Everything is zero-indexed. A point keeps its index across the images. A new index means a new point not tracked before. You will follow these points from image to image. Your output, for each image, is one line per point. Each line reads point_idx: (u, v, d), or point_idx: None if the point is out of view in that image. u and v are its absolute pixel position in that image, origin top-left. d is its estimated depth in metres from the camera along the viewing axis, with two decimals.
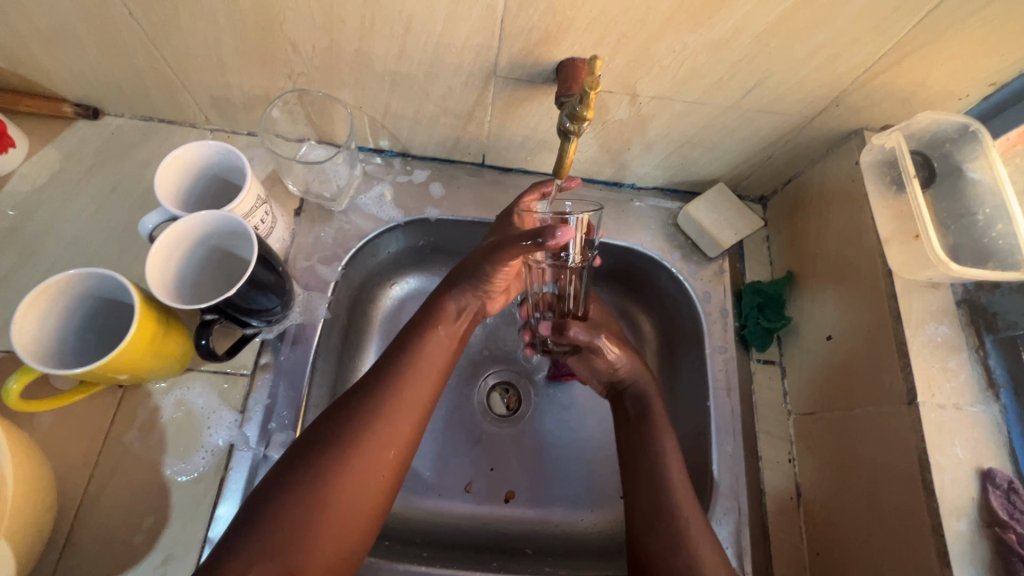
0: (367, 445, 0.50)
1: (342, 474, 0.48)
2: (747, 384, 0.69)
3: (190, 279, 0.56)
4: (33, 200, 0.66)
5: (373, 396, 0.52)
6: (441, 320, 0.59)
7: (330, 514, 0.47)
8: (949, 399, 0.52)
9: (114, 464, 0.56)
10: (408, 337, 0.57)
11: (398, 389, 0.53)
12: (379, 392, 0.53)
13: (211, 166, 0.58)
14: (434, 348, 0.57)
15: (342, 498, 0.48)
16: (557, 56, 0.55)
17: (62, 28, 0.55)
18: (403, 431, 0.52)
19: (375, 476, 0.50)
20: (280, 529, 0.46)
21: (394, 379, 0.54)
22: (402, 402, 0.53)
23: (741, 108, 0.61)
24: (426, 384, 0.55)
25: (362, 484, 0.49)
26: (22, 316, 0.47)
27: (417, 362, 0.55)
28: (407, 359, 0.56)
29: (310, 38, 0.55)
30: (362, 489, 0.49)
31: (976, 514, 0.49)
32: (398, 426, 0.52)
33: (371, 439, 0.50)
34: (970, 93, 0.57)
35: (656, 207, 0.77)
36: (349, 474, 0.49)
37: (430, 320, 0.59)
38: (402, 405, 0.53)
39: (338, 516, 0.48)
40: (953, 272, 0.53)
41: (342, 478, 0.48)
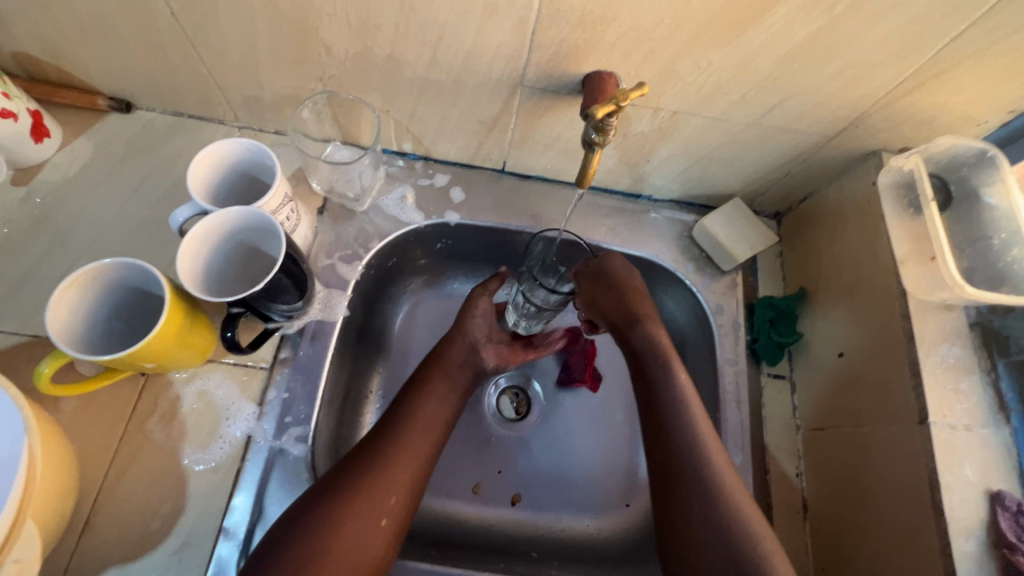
0: (370, 496, 0.52)
1: (348, 522, 0.51)
2: (757, 397, 0.69)
3: (217, 273, 0.57)
4: (65, 189, 0.68)
5: (376, 451, 0.55)
6: (439, 374, 0.64)
7: (331, 558, 0.49)
8: (960, 419, 0.53)
9: (134, 450, 0.57)
10: (415, 395, 0.61)
11: (405, 439, 0.57)
12: (384, 446, 0.56)
13: (239, 163, 0.60)
14: (432, 399, 0.61)
15: (348, 542, 0.50)
16: (585, 69, 0.56)
17: (105, 24, 0.57)
18: (406, 468, 0.55)
19: (374, 525, 0.52)
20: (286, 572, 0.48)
21: (395, 434, 0.57)
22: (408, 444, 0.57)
23: (761, 125, 0.62)
24: (425, 438, 0.58)
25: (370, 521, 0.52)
26: (56, 302, 0.48)
27: (421, 412, 0.60)
28: (408, 415, 0.59)
29: (344, 42, 0.56)
30: (362, 540, 0.51)
31: (985, 534, 0.49)
32: (398, 476, 0.54)
33: (372, 489, 0.53)
34: (989, 119, 0.58)
35: (672, 218, 0.78)
36: (359, 510, 0.51)
37: (432, 376, 0.63)
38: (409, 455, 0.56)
39: (340, 564, 0.49)
40: (969, 294, 0.53)
41: (343, 524, 0.50)
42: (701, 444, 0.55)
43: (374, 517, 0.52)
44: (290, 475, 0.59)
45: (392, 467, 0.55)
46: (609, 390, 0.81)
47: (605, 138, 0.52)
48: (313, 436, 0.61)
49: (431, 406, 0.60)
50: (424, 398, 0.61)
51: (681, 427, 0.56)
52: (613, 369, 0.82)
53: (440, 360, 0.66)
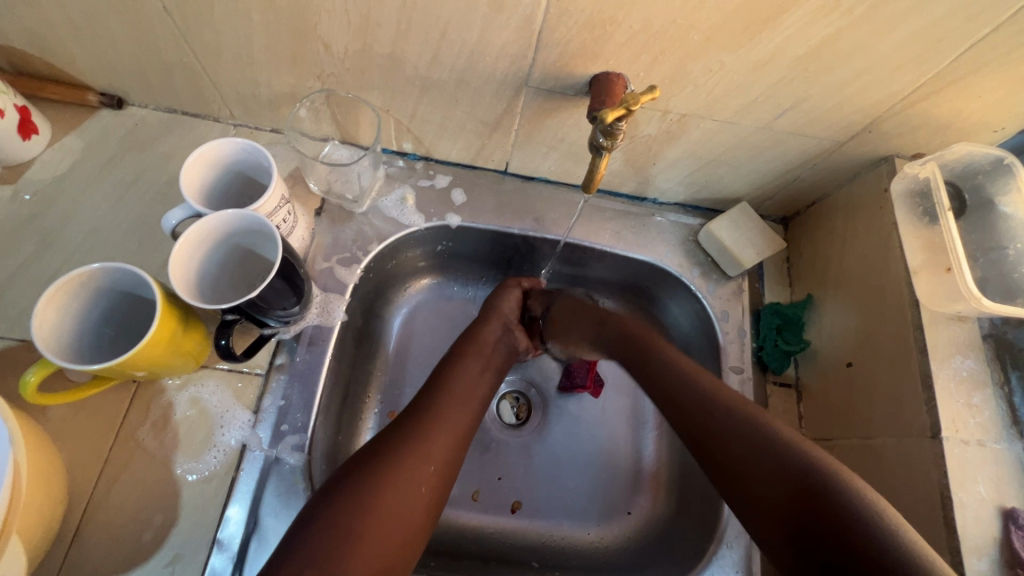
0: (414, 461, 0.51)
1: (393, 486, 0.49)
2: (762, 405, 0.68)
3: (212, 277, 0.55)
4: (54, 188, 0.65)
5: (417, 419, 0.55)
6: (474, 347, 0.64)
7: (377, 518, 0.47)
8: (973, 434, 0.51)
9: (125, 459, 0.56)
10: (453, 368, 0.61)
11: (446, 406, 0.57)
12: (425, 414, 0.55)
13: (235, 164, 0.58)
14: (469, 371, 0.61)
15: (391, 503, 0.49)
16: (592, 70, 0.54)
17: (95, 18, 0.55)
18: (447, 434, 0.55)
19: (417, 489, 0.51)
20: (330, 534, 0.46)
21: (436, 404, 0.57)
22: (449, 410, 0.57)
23: (772, 129, 0.60)
24: (464, 410, 0.58)
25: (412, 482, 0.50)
26: (42, 309, 0.46)
27: (462, 382, 0.60)
28: (446, 387, 0.59)
29: (343, 39, 0.54)
30: (406, 505, 0.49)
31: (999, 553, 0.47)
32: (440, 442, 0.54)
33: (415, 454, 0.52)
34: (1005, 126, 0.56)
35: (677, 222, 0.77)
36: (400, 472, 0.50)
37: (468, 352, 0.63)
38: (449, 422, 0.56)
39: (384, 526, 0.48)
40: (986, 307, 0.52)
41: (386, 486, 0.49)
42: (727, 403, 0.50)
43: (416, 480, 0.51)
44: (286, 484, 0.58)
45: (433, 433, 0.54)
46: (611, 395, 0.79)
47: (615, 142, 0.50)
48: (310, 444, 0.60)
49: (470, 380, 0.60)
50: (462, 371, 0.61)
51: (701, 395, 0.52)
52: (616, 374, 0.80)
53: (475, 333, 0.66)
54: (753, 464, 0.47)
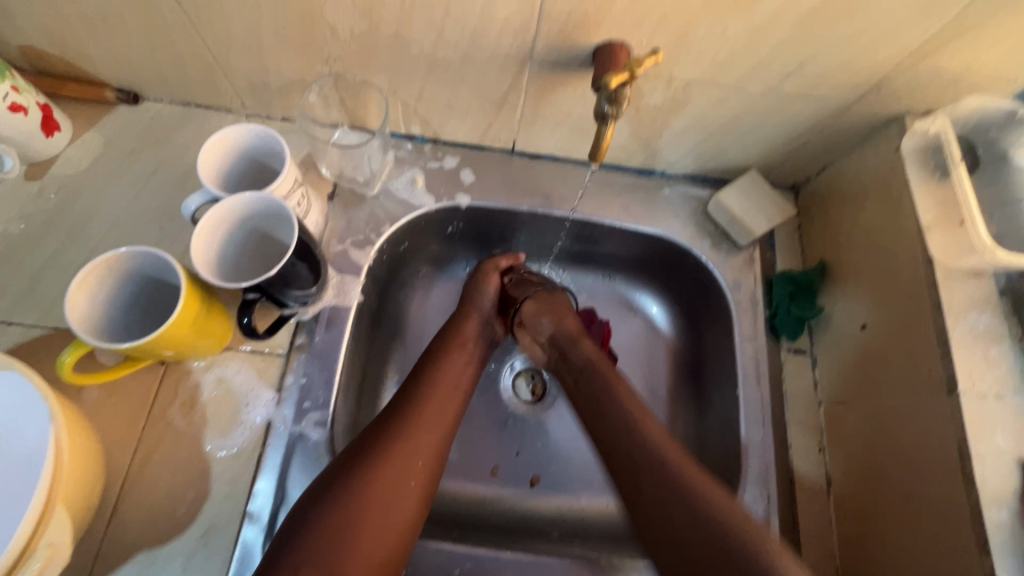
0: (400, 458, 0.53)
1: (383, 484, 0.51)
2: (777, 372, 0.69)
3: (231, 260, 0.57)
4: (78, 182, 0.68)
5: (402, 417, 0.56)
6: (456, 344, 0.65)
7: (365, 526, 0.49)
8: (991, 388, 0.51)
9: (157, 438, 0.58)
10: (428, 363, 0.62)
11: (426, 401, 0.58)
12: (410, 411, 0.56)
13: (249, 150, 0.59)
14: (452, 367, 0.62)
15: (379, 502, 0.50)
16: (595, 40, 0.55)
17: (110, 14, 0.57)
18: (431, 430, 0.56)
19: (407, 487, 0.52)
20: (322, 535, 0.47)
21: (421, 401, 0.58)
22: (430, 406, 0.58)
23: (778, 93, 0.60)
24: (446, 408, 0.59)
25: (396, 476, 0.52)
26: (74, 294, 0.48)
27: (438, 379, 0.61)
28: (430, 382, 0.60)
29: (349, 21, 0.55)
30: (395, 501, 0.51)
31: (1019, 503, 0.47)
32: (426, 438, 0.55)
33: (403, 452, 0.53)
34: (1019, 77, 0.55)
35: (686, 194, 0.77)
36: (386, 467, 0.52)
37: (446, 347, 0.64)
38: (430, 417, 0.57)
39: (376, 524, 0.50)
40: (999, 259, 0.52)
41: (376, 484, 0.51)
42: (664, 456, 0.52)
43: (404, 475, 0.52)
44: (310, 459, 0.59)
45: (417, 430, 0.55)
46: (626, 369, 0.79)
47: (620, 109, 0.51)
48: (332, 420, 0.62)
49: (450, 380, 0.61)
50: (446, 366, 0.62)
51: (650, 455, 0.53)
52: (629, 349, 0.81)
53: (457, 330, 0.67)
54: (657, 489, 0.51)
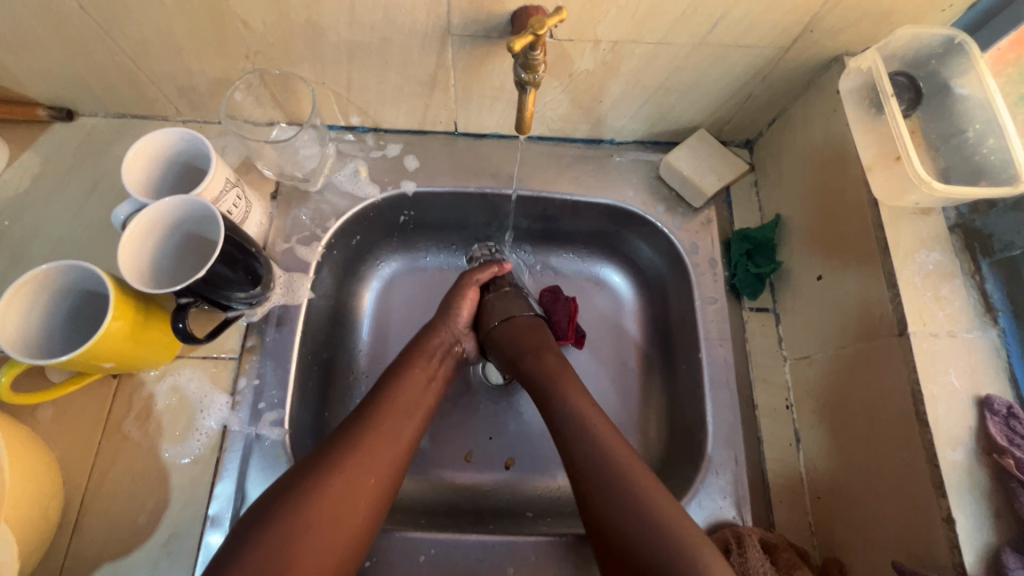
0: (349, 473, 0.51)
1: (330, 500, 0.50)
2: (739, 332, 0.68)
3: (167, 266, 0.57)
4: (18, 204, 0.67)
5: (355, 433, 0.55)
6: (419, 357, 0.64)
7: (304, 544, 0.47)
8: (943, 326, 0.50)
9: (114, 451, 0.58)
10: (390, 375, 0.61)
11: (383, 414, 0.57)
12: (365, 426, 0.55)
13: (177, 153, 0.58)
14: (414, 381, 0.61)
15: (322, 521, 0.49)
16: (510, 6, 0.53)
17: (20, 29, 0.56)
18: (385, 442, 0.55)
19: (356, 501, 0.51)
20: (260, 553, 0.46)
21: (375, 417, 0.56)
22: (387, 417, 0.57)
23: (710, 44, 0.58)
24: (405, 419, 0.58)
25: (342, 495, 0.50)
26: (2, 313, 0.48)
27: (398, 391, 0.60)
28: (389, 394, 0.59)
29: (259, 13, 0.54)
30: (344, 516, 0.50)
31: (974, 441, 0.46)
32: (381, 451, 0.54)
33: (350, 474, 0.51)
34: (954, 2, 0.53)
35: (637, 160, 0.75)
36: (332, 484, 0.50)
37: (410, 360, 0.63)
38: (387, 432, 0.56)
39: (320, 544, 0.48)
40: (938, 192, 0.49)
41: (323, 501, 0.49)
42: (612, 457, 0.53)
43: (351, 492, 0.51)
44: (269, 459, 0.59)
45: (370, 444, 0.54)
46: (597, 345, 0.77)
47: (538, 74, 0.50)
48: (289, 419, 0.61)
49: (411, 393, 0.60)
50: (406, 381, 0.61)
51: (603, 480, 0.52)
52: (600, 324, 0.78)
53: (421, 345, 0.66)
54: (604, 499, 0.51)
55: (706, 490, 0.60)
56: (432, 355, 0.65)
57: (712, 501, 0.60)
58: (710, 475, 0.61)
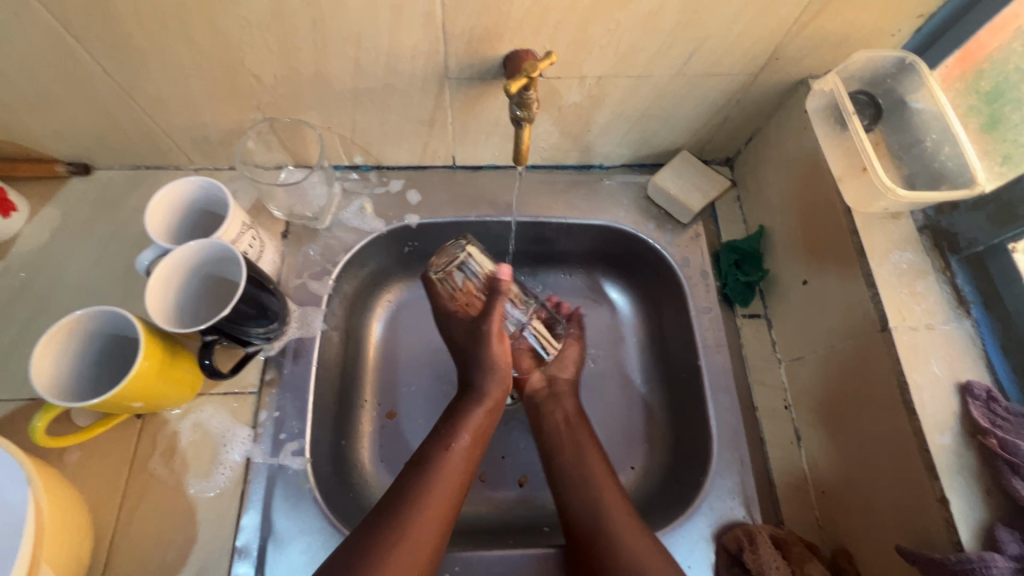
0: (399, 547, 0.52)
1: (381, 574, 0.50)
2: (735, 338, 0.71)
3: (188, 306, 0.59)
4: (40, 256, 0.70)
5: (405, 508, 0.55)
6: (464, 426, 0.62)
7: None
8: (921, 320, 0.54)
9: (141, 489, 0.60)
10: (431, 447, 0.61)
11: (429, 492, 0.57)
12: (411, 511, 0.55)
13: (196, 201, 0.62)
14: (457, 457, 0.60)
15: None
16: (502, 50, 0.58)
17: (46, 94, 0.60)
18: (432, 519, 0.55)
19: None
20: None
21: (422, 490, 0.57)
22: (435, 492, 0.57)
23: (686, 75, 0.63)
24: (449, 495, 0.57)
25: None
26: (38, 361, 0.50)
27: (441, 467, 0.59)
28: (431, 475, 0.58)
29: (270, 68, 0.59)
30: None
31: (960, 425, 0.49)
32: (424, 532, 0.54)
33: (401, 550, 0.52)
34: (901, 27, 0.58)
35: (625, 182, 0.80)
36: (384, 562, 0.51)
37: (453, 429, 0.62)
38: (432, 508, 0.56)
39: None
40: (902, 198, 0.54)
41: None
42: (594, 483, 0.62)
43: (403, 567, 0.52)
44: (292, 487, 0.61)
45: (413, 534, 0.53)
46: (600, 360, 0.79)
47: (533, 110, 0.54)
48: (310, 448, 0.63)
49: (457, 466, 0.59)
50: (451, 453, 0.60)
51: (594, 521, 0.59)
52: (603, 341, 0.81)
53: (464, 414, 0.64)
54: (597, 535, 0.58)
55: (715, 492, 0.63)
56: (480, 427, 0.63)
57: (722, 502, 0.62)
58: (718, 477, 0.63)
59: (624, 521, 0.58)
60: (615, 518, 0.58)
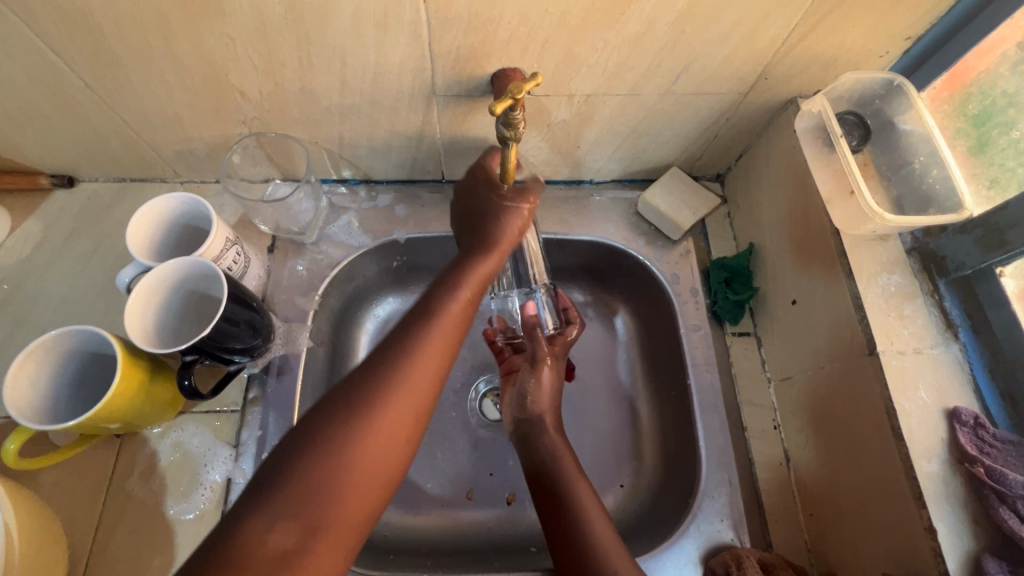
0: (385, 410, 0.46)
1: (368, 443, 0.44)
2: (724, 357, 0.71)
3: (169, 323, 0.58)
4: (21, 270, 0.69)
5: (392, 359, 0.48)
6: (468, 277, 0.55)
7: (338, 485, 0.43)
8: (909, 344, 0.53)
9: (119, 511, 0.59)
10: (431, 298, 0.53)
11: (425, 339, 0.50)
12: (392, 375, 0.47)
13: (180, 216, 0.61)
14: (458, 309, 0.53)
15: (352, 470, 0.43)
16: (490, 69, 0.58)
17: (27, 107, 0.59)
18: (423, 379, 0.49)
19: (391, 446, 0.46)
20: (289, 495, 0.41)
21: (416, 335, 0.50)
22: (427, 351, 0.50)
23: (675, 93, 0.63)
24: (445, 355, 0.51)
25: (379, 444, 0.45)
26: (11, 382, 0.49)
27: (441, 315, 0.52)
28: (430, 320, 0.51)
29: (255, 84, 0.58)
30: (373, 464, 0.44)
31: (947, 452, 0.49)
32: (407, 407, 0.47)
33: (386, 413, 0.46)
34: (889, 49, 0.58)
35: (616, 198, 0.79)
36: (363, 426, 0.45)
37: (454, 281, 0.54)
38: (427, 357, 0.49)
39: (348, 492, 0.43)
40: (890, 222, 0.54)
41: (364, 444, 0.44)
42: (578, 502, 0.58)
43: (393, 431, 0.46)
44: None
45: (391, 411, 0.46)
46: (589, 375, 0.78)
47: (520, 130, 0.53)
48: None
49: (454, 321, 0.52)
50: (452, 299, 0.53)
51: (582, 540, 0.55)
52: (593, 357, 0.80)
53: (469, 266, 0.56)
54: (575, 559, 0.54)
55: (703, 514, 0.62)
56: (483, 278, 0.56)
57: (710, 524, 0.62)
58: (707, 499, 0.63)
59: (611, 546, 0.55)
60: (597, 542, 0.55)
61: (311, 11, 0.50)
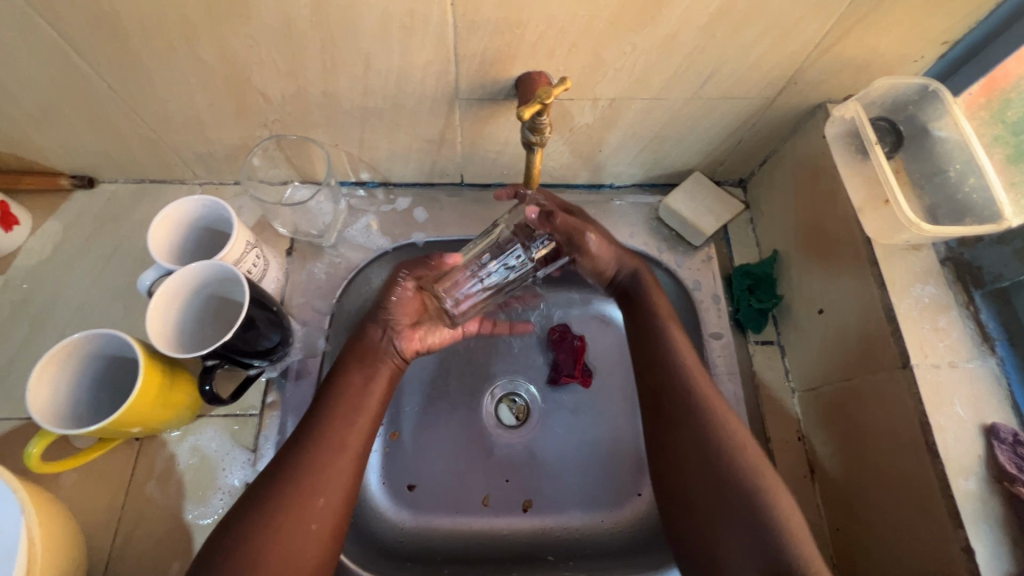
0: (330, 451, 0.54)
1: (313, 479, 0.52)
2: (747, 366, 0.69)
3: (190, 327, 0.58)
4: (41, 271, 0.69)
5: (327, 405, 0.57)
6: (375, 354, 0.61)
7: (296, 518, 0.50)
8: (944, 357, 0.52)
9: (137, 514, 0.58)
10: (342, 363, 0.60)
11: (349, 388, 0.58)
12: (329, 421, 0.55)
13: (200, 219, 0.61)
14: (388, 369, 0.61)
15: (305, 506, 0.51)
16: (515, 72, 0.57)
17: (50, 108, 0.59)
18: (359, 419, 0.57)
19: (338, 477, 0.53)
20: (253, 539, 0.48)
21: (345, 384, 0.58)
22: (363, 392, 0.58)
23: (701, 97, 0.62)
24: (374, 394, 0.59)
25: (324, 477, 0.52)
26: (34, 386, 0.49)
27: (360, 370, 0.59)
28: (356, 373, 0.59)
29: (278, 87, 0.58)
30: (328, 496, 0.52)
31: (985, 470, 0.48)
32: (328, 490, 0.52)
33: (329, 448, 0.54)
34: (924, 54, 0.57)
35: (636, 203, 0.78)
36: (313, 466, 0.53)
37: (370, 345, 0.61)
38: (356, 401, 0.58)
39: (307, 525, 0.50)
40: (926, 232, 0.52)
41: (311, 482, 0.52)
42: (712, 418, 0.55)
43: (336, 466, 0.53)
44: None
45: (305, 497, 0.51)
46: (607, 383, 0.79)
47: (546, 135, 0.52)
48: None
49: (380, 377, 0.60)
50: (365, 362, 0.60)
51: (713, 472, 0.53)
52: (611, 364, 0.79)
53: (359, 348, 0.61)
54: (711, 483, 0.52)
55: None
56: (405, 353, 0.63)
57: None
58: None
59: (755, 472, 0.52)
60: (750, 473, 0.52)
61: (337, 13, 0.49)
